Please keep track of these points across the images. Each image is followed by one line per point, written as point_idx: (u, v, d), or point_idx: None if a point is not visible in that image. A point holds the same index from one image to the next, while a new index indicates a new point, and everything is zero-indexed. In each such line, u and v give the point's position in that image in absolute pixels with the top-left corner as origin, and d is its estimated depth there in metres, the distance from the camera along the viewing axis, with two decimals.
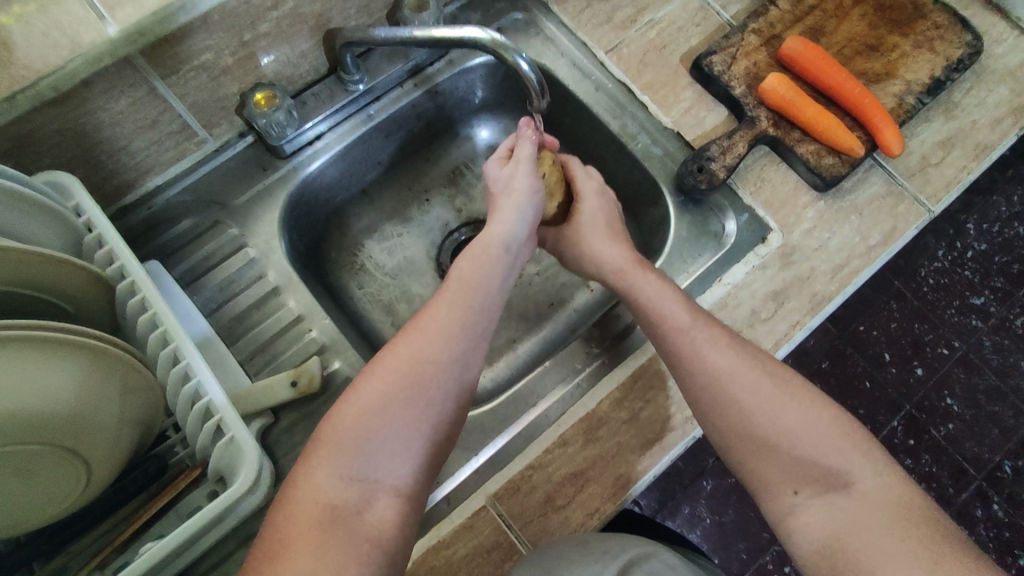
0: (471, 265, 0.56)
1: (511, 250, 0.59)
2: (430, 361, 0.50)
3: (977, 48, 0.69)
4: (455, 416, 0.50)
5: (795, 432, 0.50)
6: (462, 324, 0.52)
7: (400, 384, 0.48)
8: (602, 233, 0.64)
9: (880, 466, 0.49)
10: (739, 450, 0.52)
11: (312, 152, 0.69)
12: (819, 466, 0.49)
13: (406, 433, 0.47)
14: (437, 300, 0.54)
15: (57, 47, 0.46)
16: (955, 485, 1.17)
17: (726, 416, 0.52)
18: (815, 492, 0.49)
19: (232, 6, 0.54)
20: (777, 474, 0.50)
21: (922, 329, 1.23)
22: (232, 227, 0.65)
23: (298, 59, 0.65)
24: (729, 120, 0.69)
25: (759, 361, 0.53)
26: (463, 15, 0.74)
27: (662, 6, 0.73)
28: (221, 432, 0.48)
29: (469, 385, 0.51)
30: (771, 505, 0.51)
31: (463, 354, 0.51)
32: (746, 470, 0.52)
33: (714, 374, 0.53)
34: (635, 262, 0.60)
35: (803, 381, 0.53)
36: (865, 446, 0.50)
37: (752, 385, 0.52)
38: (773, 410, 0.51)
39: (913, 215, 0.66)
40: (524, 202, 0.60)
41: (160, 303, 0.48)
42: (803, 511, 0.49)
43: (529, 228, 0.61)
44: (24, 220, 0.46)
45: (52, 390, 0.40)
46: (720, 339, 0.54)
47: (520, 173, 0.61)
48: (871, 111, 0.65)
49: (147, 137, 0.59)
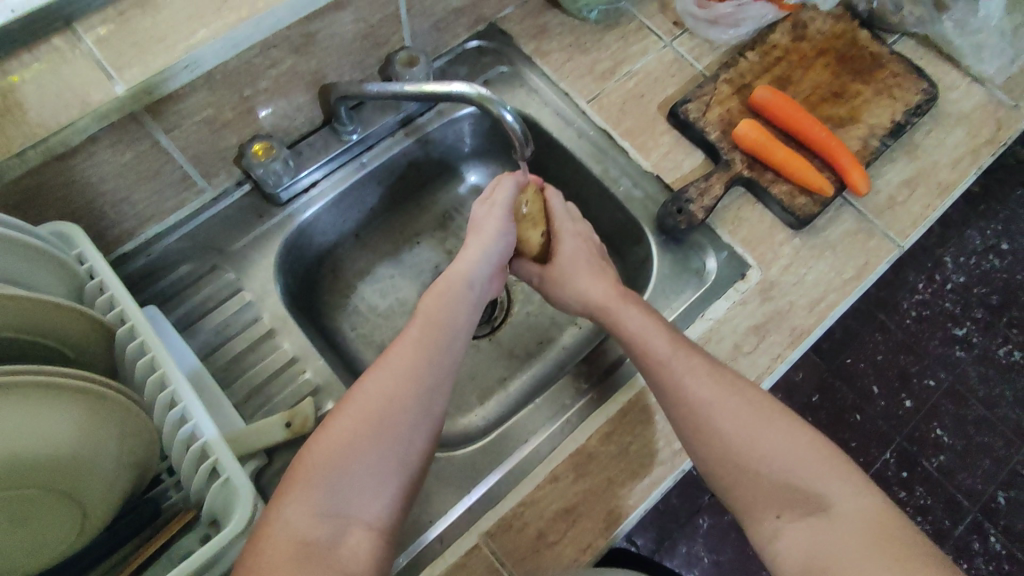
0: (435, 302, 0.59)
1: (475, 287, 0.62)
2: (396, 399, 0.53)
3: (933, 94, 0.74)
4: (423, 449, 0.52)
5: (772, 457, 0.52)
6: (427, 361, 0.55)
7: (368, 422, 0.51)
8: (583, 268, 0.66)
9: (858, 485, 0.51)
10: (722, 476, 0.53)
11: (308, 199, 0.71)
12: (799, 489, 0.51)
13: (375, 469, 0.50)
14: (403, 338, 0.57)
15: (68, 106, 0.49)
16: (950, 517, 1.17)
17: (711, 445, 0.53)
18: (798, 515, 0.50)
19: (234, 65, 0.57)
20: (760, 497, 0.52)
21: (908, 360, 1.25)
22: (228, 272, 0.67)
23: (295, 112, 0.68)
24: (706, 163, 0.73)
25: (739, 389, 0.55)
26: (451, 69, 0.78)
27: (639, 59, 0.78)
28: (215, 474, 0.48)
29: (436, 418, 0.54)
30: (755, 529, 0.52)
31: (428, 388, 0.54)
32: (731, 496, 0.53)
33: (697, 403, 0.54)
34: (618, 295, 0.63)
35: (779, 407, 0.55)
36: (842, 468, 0.52)
37: (733, 412, 0.54)
38: (752, 436, 0.53)
39: (884, 250, 0.69)
40: (494, 241, 0.64)
41: (159, 348, 0.50)
42: (786, 533, 0.50)
43: (495, 266, 0.64)
44: (31, 269, 0.47)
45: (51, 435, 0.41)
46: (700, 368, 0.56)
47: (493, 214, 0.64)
48: (838, 154, 0.69)
49: (149, 188, 0.62)
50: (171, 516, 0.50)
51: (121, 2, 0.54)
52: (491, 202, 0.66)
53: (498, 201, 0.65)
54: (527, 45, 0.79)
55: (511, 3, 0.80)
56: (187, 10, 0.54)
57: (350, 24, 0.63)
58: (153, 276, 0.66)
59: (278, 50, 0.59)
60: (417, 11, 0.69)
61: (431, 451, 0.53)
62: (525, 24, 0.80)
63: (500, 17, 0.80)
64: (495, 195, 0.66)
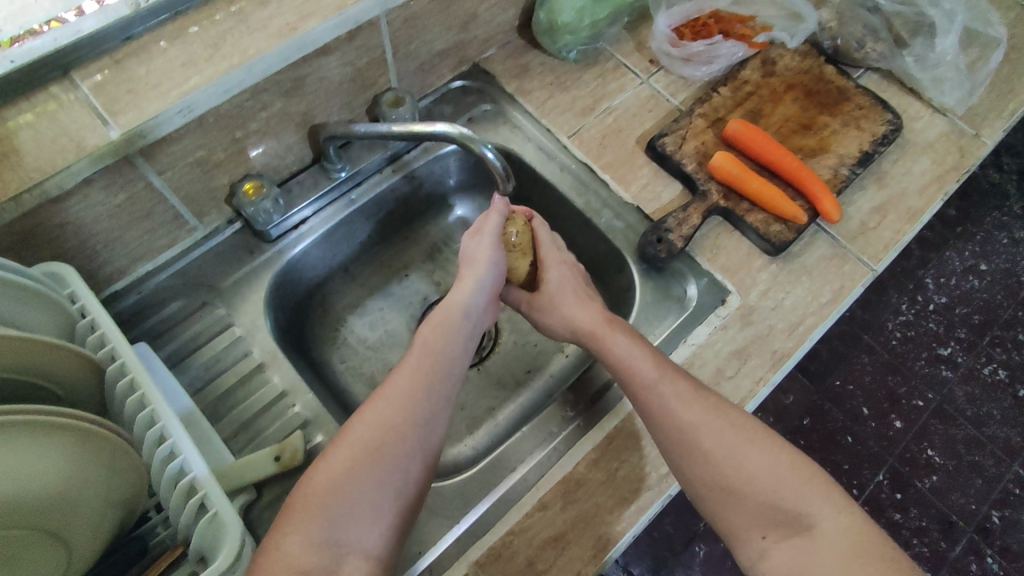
0: (433, 332, 0.60)
1: (471, 318, 0.63)
2: (392, 428, 0.54)
3: (898, 125, 0.77)
4: (420, 479, 0.53)
5: (758, 478, 0.53)
6: (424, 390, 0.56)
7: (364, 452, 0.52)
8: (570, 298, 0.67)
9: (838, 504, 0.52)
10: (709, 498, 0.55)
11: (298, 235, 0.73)
12: (783, 509, 0.52)
13: (372, 498, 0.51)
14: (401, 368, 0.58)
15: (64, 151, 0.51)
16: (946, 539, 1.16)
17: (698, 467, 0.55)
18: (782, 535, 0.52)
19: (225, 109, 0.59)
20: (746, 518, 0.53)
21: (895, 381, 1.27)
22: (218, 307, 0.68)
23: (285, 151, 0.70)
24: (684, 194, 0.75)
25: (723, 412, 0.56)
26: (436, 108, 0.81)
27: (617, 96, 0.81)
28: (203, 509, 0.49)
29: (432, 448, 0.55)
30: (742, 549, 0.54)
31: (427, 417, 0.55)
32: (718, 517, 0.55)
33: (682, 427, 0.55)
34: (605, 321, 0.64)
35: (764, 428, 0.57)
36: (824, 487, 0.53)
37: (718, 435, 0.55)
38: (736, 457, 0.54)
39: (858, 274, 0.71)
40: (487, 271, 0.64)
41: (149, 384, 0.50)
42: (772, 554, 0.52)
43: (490, 295, 0.65)
44: (24, 310, 0.49)
45: (42, 473, 0.42)
46: (685, 392, 0.57)
47: (483, 245, 0.66)
48: (810, 183, 0.72)
49: (141, 227, 0.63)
50: (158, 554, 0.50)
51: (116, 52, 0.56)
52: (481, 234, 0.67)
53: (488, 233, 0.67)
54: (510, 84, 0.82)
55: (493, 45, 0.83)
56: (180, 58, 0.56)
57: (338, 67, 0.66)
58: (143, 313, 0.67)
59: (268, 94, 0.62)
60: (402, 54, 0.72)
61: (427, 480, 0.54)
62: (507, 64, 0.83)
63: (483, 59, 0.83)
64: (484, 227, 0.67)
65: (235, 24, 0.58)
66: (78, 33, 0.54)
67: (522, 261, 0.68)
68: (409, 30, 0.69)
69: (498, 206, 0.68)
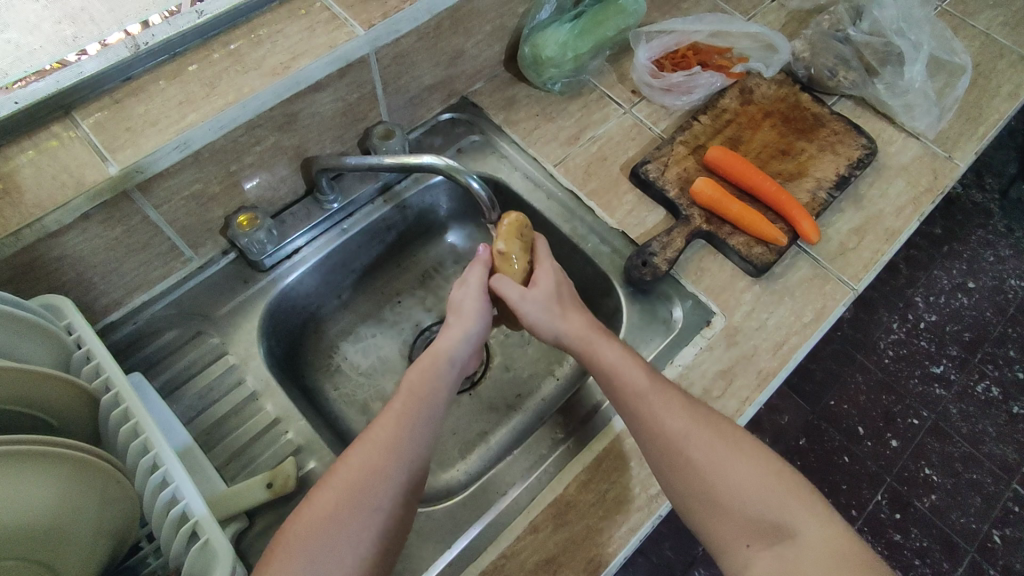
0: (421, 376, 0.61)
1: (456, 363, 0.64)
2: (379, 471, 0.54)
3: (872, 149, 0.80)
4: (402, 518, 0.54)
5: (743, 487, 0.55)
6: (409, 434, 0.57)
7: (354, 483, 0.53)
8: (565, 305, 0.66)
9: (821, 515, 0.53)
10: (696, 508, 0.55)
11: (291, 265, 0.74)
12: (767, 518, 0.53)
13: (359, 528, 0.51)
14: (387, 411, 0.59)
15: (64, 187, 0.53)
16: (949, 560, 1.15)
17: (684, 476, 0.56)
18: (766, 544, 0.53)
19: (221, 144, 0.61)
20: (732, 527, 0.54)
21: (889, 400, 1.28)
22: (213, 336, 0.69)
23: (279, 183, 0.73)
24: (668, 218, 0.77)
25: (712, 421, 0.58)
26: (426, 139, 0.84)
27: (601, 125, 0.84)
28: (195, 537, 0.49)
29: (416, 490, 0.56)
30: (728, 560, 0.54)
31: (412, 463, 0.56)
32: (704, 527, 0.55)
33: (670, 435, 0.56)
34: (597, 331, 0.64)
35: (751, 439, 0.58)
36: (807, 498, 0.55)
37: (706, 444, 0.56)
38: (722, 466, 0.55)
39: (839, 293, 0.73)
40: (474, 323, 0.65)
41: (143, 414, 0.51)
42: (757, 562, 0.52)
43: (476, 345, 0.66)
44: (20, 342, 0.50)
45: (35, 502, 0.42)
46: (675, 403, 0.58)
47: (470, 294, 0.66)
48: (788, 206, 0.74)
49: (138, 259, 0.65)
50: None
51: (115, 91, 0.58)
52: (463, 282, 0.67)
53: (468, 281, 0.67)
54: (497, 115, 0.85)
55: (481, 78, 0.86)
56: (177, 97, 0.58)
57: (330, 103, 0.68)
58: (138, 343, 0.68)
59: (262, 129, 0.64)
60: (392, 89, 0.74)
61: (411, 522, 0.55)
62: (495, 97, 0.86)
63: (471, 92, 0.86)
64: (467, 279, 0.67)
65: (231, 63, 0.61)
66: (80, 75, 0.56)
67: (511, 268, 0.66)
68: (399, 66, 0.72)
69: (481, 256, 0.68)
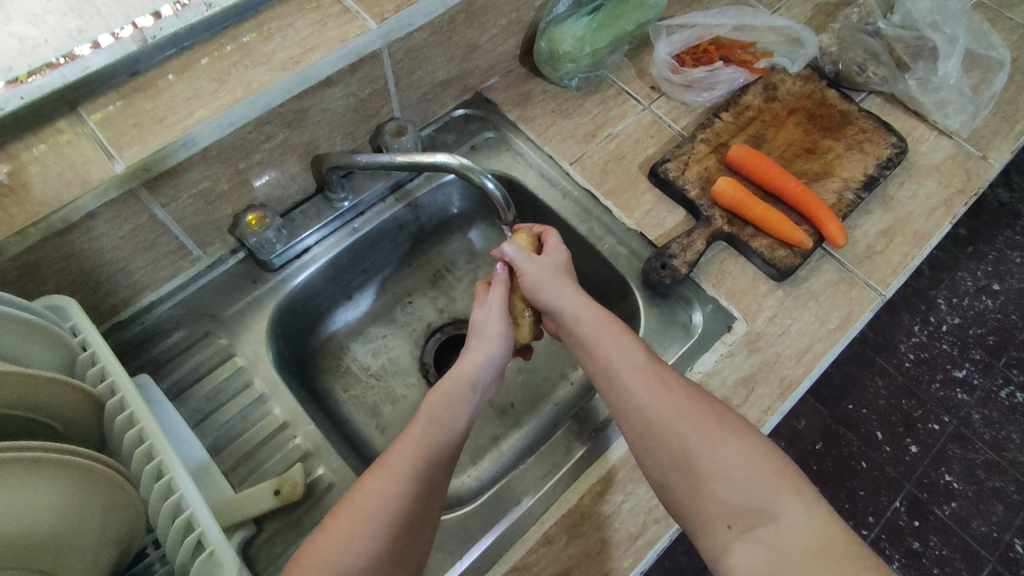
0: (440, 401, 0.59)
1: (477, 390, 0.62)
2: (399, 499, 0.52)
3: (903, 148, 0.77)
4: (413, 548, 0.52)
5: (729, 467, 0.52)
6: (428, 463, 0.54)
7: (366, 496, 0.52)
8: (567, 281, 0.64)
9: (808, 500, 0.51)
10: (677, 484, 0.53)
11: (301, 264, 0.73)
12: (749, 500, 0.51)
13: (361, 521, 0.50)
14: (406, 436, 0.56)
15: (69, 184, 0.52)
16: (969, 569, 1.12)
17: (671, 453, 0.54)
18: (747, 528, 0.50)
19: (229, 141, 0.60)
20: (712, 505, 0.52)
21: (910, 404, 1.24)
22: (221, 337, 0.68)
23: (288, 181, 0.71)
24: (687, 219, 0.75)
25: (704, 401, 0.56)
26: (439, 136, 0.82)
27: (619, 122, 0.82)
28: (200, 547, 0.48)
29: (432, 520, 0.54)
30: (707, 544, 0.52)
31: (431, 492, 0.54)
32: (684, 505, 0.53)
33: (658, 414, 0.55)
34: (595, 313, 0.62)
35: (744, 424, 0.56)
36: (796, 484, 0.52)
37: (695, 423, 0.55)
38: (710, 444, 0.53)
39: (866, 299, 0.70)
40: (496, 346, 0.64)
41: (149, 419, 0.50)
42: (736, 547, 0.50)
43: (497, 371, 0.64)
44: (24, 344, 0.48)
45: (37, 511, 0.41)
46: (671, 384, 0.57)
47: (492, 318, 0.64)
48: (814, 207, 0.71)
49: (146, 258, 0.64)
50: None
51: (122, 87, 0.57)
52: (487, 304, 0.65)
53: (491, 305, 0.65)
54: (511, 111, 0.83)
55: (495, 74, 0.84)
56: (185, 93, 0.57)
57: (341, 98, 0.66)
58: (146, 343, 0.67)
59: (271, 126, 0.63)
60: (405, 84, 0.72)
61: (428, 547, 0.54)
62: (510, 93, 0.84)
63: (485, 87, 0.84)
64: (488, 299, 0.66)
65: (240, 58, 0.59)
66: (87, 70, 0.55)
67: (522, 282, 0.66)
68: (411, 61, 0.70)
69: (501, 275, 0.66)
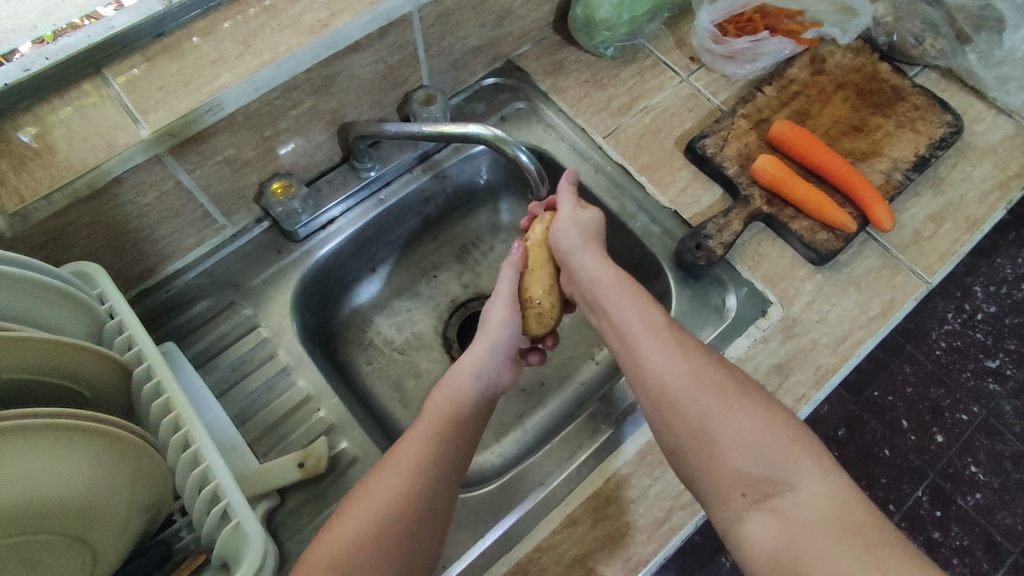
0: (444, 400, 0.57)
1: (482, 377, 0.60)
2: (407, 481, 0.51)
3: (958, 127, 0.73)
4: (426, 521, 0.51)
5: (746, 435, 0.50)
6: (436, 457, 0.53)
7: (382, 480, 0.52)
8: (592, 242, 0.63)
9: (825, 471, 0.49)
10: (691, 451, 0.51)
11: (326, 235, 0.72)
12: (764, 468, 0.49)
13: (380, 490, 0.51)
14: (411, 433, 0.55)
15: (95, 149, 0.51)
16: (990, 560, 1.10)
17: (686, 420, 0.52)
18: (763, 499, 0.49)
19: (256, 107, 0.58)
20: (727, 475, 0.50)
21: (939, 393, 1.20)
22: (246, 307, 0.67)
23: (314, 149, 0.70)
24: (724, 198, 0.72)
25: (722, 368, 0.54)
26: (468, 105, 0.79)
27: (656, 94, 0.78)
28: (226, 517, 0.48)
29: (442, 513, 0.52)
30: (720, 512, 0.50)
31: (439, 481, 0.53)
32: (697, 473, 0.51)
33: (676, 379, 0.53)
34: (613, 272, 0.61)
35: (762, 391, 0.54)
36: (813, 453, 0.50)
37: (713, 389, 0.52)
38: (727, 411, 0.51)
39: (910, 286, 0.67)
40: (500, 334, 0.62)
41: (175, 389, 0.50)
42: (751, 518, 0.48)
43: (504, 357, 0.63)
44: (55, 311, 0.48)
45: (66, 479, 0.41)
46: (690, 348, 0.55)
47: (494, 306, 0.63)
48: (860, 188, 0.68)
49: (172, 225, 0.63)
50: (182, 560, 0.50)
51: (148, 49, 0.55)
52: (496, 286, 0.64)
53: (499, 288, 0.64)
54: (544, 81, 0.80)
55: (527, 41, 0.81)
56: (211, 55, 0.55)
57: (369, 64, 0.64)
58: (171, 312, 0.67)
59: (298, 92, 0.61)
60: (435, 51, 0.70)
61: (439, 544, 0.52)
62: (542, 61, 0.81)
63: (517, 55, 0.81)
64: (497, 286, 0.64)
65: (267, 19, 0.57)
66: (111, 29, 0.53)
67: (542, 267, 0.64)
68: (443, 26, 0.67)
69: (511, 258, 0.65)
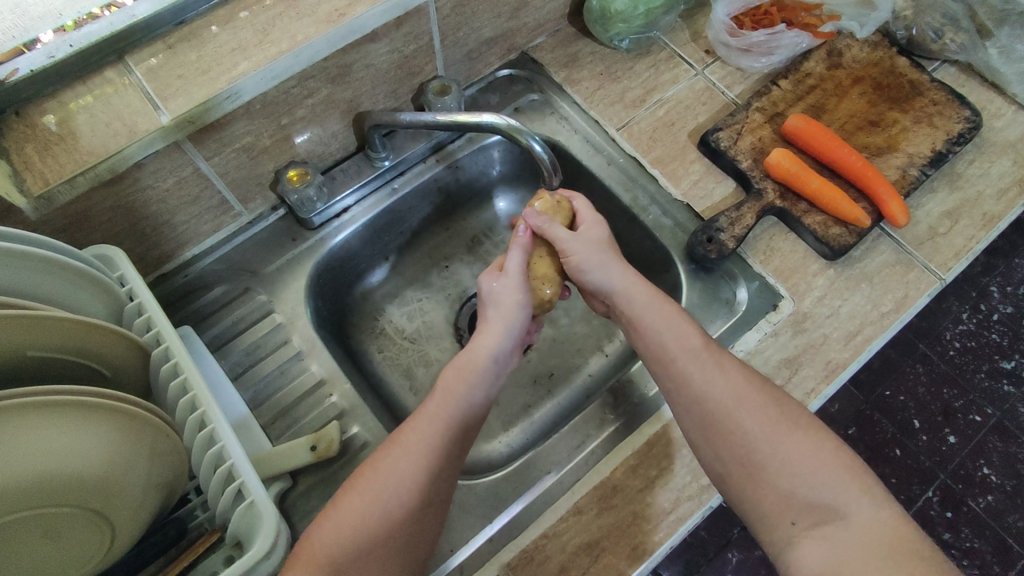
0: (457, 377, 0.57)
1: (498, 363, 0.59)
2: (429, 474, 0.52)
3: (976, 123, 0.72)
4: (432, 505, 0.52)
5: (793, 462, 0.51)
6: (444, 440, 0.54)
7: (389, 474, 0.52)
8: (614, 255, 0.62)
9: (875, 498, 0.49)
10: (737, 480, 0.52)
11: (340, 223, 0.72)
12: (816, 497, 0.49)
13: (401, 487, 0.51)
14: (421, 412, 0.56)
15: (116, 135, 0.51)
16: (1000, 564, 1.09)
17: (731, 444, 0.52)
18: (811, 524, 0.49)
19: (273, 95, 0.59)
20: (775, 501, 0.50)
21: (952, 394, 1.19)
22: (261, 293, 0.68)
23: (329, 139, 0.70)
24: (737, 192, 0.72)
25: (765, 391, 0.54)
26: (481, 96, 0.79)
27: (670, 87, 0.78)
28: (240, 497, 0.49)
29: (443, 502, 0.53)
30: (770, 540, 0.50)
31: (452, 469, 0.54)
32: (744, 500, 0.52)
33: (718, 403, 0.53)
34: (644, 288, 0.60)
35: (810, 418, 0.54)
36: (863, 480, 0.50)
37: (756, 413, 0.53)
38: (772, 438, 0.52)
39: (924, 283, 0.66)
40: (516, 316, 0.60)
41: (192, 369, 0.51)
42: (801, 542, 0.48)
43: (517, 341, 0.61)
44: (76, 291, 0.49)
45: (87, 454, 0.42)
46: (730, 370, 0.55)
47: (511, 287, 0.61)
48: (875, 183, 0.67)
49: (189, 212, 0.64)
50: (196, 537, 0.51)
51: (168, 37, 0.56)
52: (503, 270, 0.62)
53: (507, 269, 0.62)
54: (558, 73, 0.80)
55: (542, 33, 0.81)
56: (231, 44, 0.56)
57: (385, 54, 0.65)
58: (188, 297, 0.68)
59: (314, 81, 0.61)
60: (450, 41, 0.70)
61: (440, 530, 0.53)
62: (556, 53, 0.81)
63: (531, 46, 0.81)
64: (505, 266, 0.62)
65: (285, 8, 0.58)
66: (133, 17, 0.54)
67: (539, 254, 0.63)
68: (458, 17, 0.68)
69: (520, 240, 0.62)
